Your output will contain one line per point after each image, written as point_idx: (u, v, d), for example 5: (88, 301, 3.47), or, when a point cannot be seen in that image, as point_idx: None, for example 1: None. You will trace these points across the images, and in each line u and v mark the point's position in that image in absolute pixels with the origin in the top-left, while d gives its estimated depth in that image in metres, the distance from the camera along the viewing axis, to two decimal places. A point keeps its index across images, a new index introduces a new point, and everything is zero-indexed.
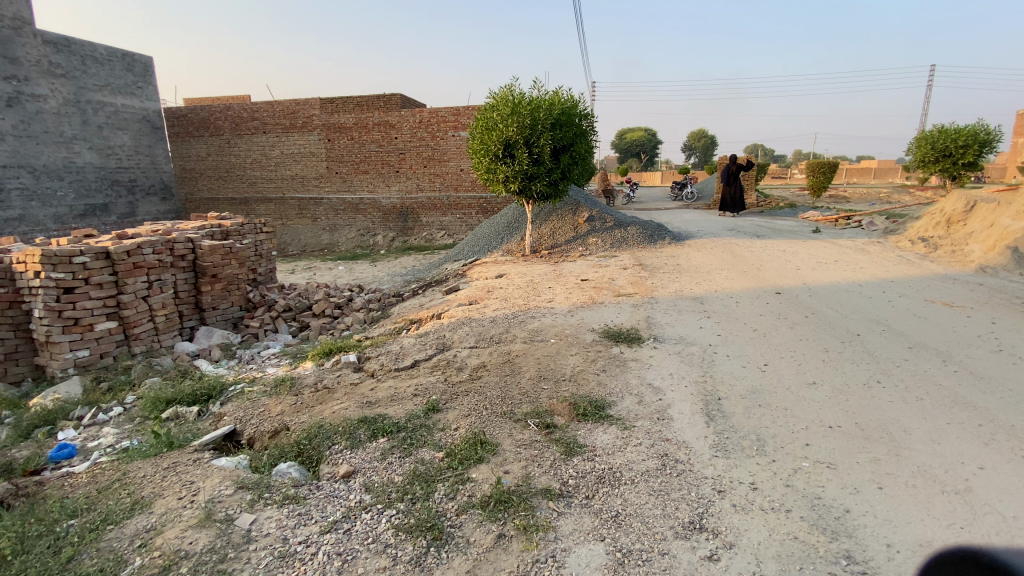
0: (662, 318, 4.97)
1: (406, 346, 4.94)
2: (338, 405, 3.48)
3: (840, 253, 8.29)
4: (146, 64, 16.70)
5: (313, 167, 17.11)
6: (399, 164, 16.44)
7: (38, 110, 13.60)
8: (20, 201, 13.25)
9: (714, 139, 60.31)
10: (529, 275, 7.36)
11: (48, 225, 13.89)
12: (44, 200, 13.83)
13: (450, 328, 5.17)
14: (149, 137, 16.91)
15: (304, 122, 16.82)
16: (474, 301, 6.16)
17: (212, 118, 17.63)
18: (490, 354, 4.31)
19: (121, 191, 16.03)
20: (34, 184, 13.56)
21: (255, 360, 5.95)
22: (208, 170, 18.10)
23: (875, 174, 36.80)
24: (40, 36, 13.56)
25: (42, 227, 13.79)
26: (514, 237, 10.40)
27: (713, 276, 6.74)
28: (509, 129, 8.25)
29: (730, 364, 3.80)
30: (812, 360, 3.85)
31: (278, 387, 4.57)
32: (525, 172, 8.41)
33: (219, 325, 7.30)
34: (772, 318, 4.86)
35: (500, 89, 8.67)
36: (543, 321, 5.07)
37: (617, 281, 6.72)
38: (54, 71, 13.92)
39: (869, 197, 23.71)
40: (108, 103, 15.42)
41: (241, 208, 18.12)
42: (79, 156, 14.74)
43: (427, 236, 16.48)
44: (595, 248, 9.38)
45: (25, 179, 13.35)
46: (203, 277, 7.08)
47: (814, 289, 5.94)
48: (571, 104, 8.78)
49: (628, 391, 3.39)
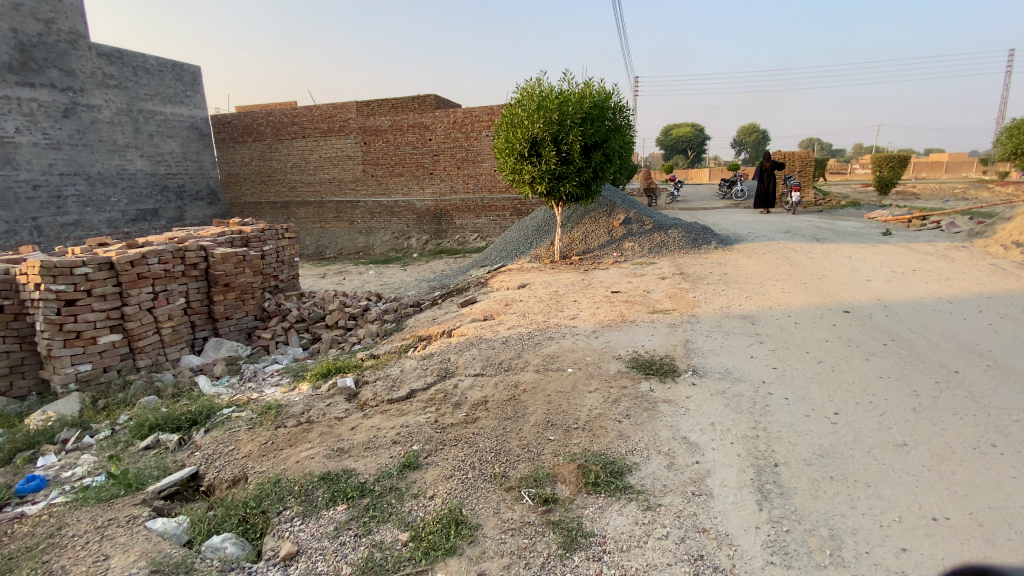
0: (704, 343, 4.21)
1: (406, 370, 4.38)
2: (306, 452, 2.95)
3: (917, 260, 7.15)
4: (195, 73, 17.08)
5: (350, 170, 17.04)
6: (434, 166, 16.08)
7: (93, 120, 14.09)
8: (76, 208, 13.77)
9: (766, 134, 57.23)
10: (555, 285, 6.67)
11: (102, 229, 14.41)
12: (99, 206, 14.34)
13: (456, 350, 4.57)
14: (196, 144, 17.31)
15: (341, 125, 16.77)
16: (490, 317, 5.54)
17: (255, 124, 17.89)
18: (494, 387, 3.68)
19: (170, 197, 16.47)
20: (90, 191, 14.07)
21: (257, 378, 5.58)
22: (251, 175, 18.35)
23: (946, 167, 33.69)
24: (96, 49, 14.03)
25: (97, 232, 14.30)
26: (543, 241, 9.74)
27: (767, 288, 5.84)
28: (536, 126, 7.60)
29: (790, 412, 3.01)
30: (899, 409, 3.02)
31: (263, 416, 4.10)
32: (552, 172, 7.76)
33: (233, 336, 7.05)
34: (841, 347, 4.00)
35: (526, 83, 8.04)
36: (562, 344, 4.39)
37: (653, 294, 5.93)
38: (108, 82, 14.37)
39: (941, 194, 21.55)
40: (158, 112, 15.84)
41: (282, 212, 18.26)
42: (131, 163, 15.20)
43: (460, 238, 16.07)
44: (631, 255, 8.58)
45: (81, 186, 13.86)
46: (216, 287, 6.84)
47: (892, 307, 4.99)
48: (603, 97, 8.05)
49: (656, 448, 2.68)
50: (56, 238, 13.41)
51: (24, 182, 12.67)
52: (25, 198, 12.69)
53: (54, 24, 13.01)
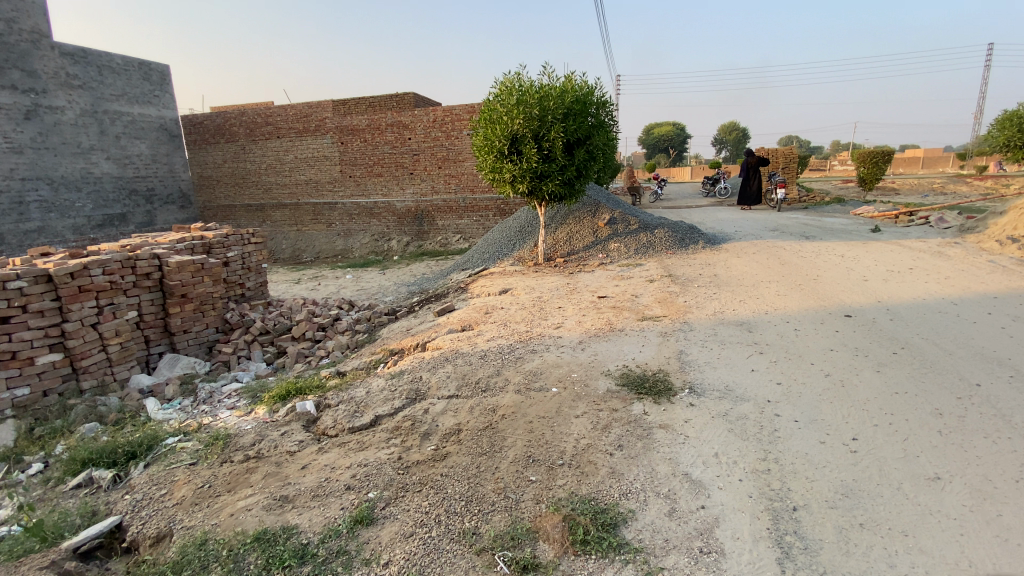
0: (700, 354, 3.85)
1: (372, 392, 3.92)
2: (243, 502, 2.49)
3: (911, 258, 6.90)
4: (163, 72, 16.26)
5: (327, 171, 16.44)
6: (414, 166, 15.59)
7: (55, 122, 13.30)
8: (38, 214, 13.02)
9: (746, 131, 57.64)
10: (539, 290, 6.27)
11: (66, 236, 13.63)
12: (63, 211, 13.56)
13: (428, 367, 4.12)
14: (166, 146, 16.52)
15: (317, 125, 16.16)
16: (468, 327, 5.12)
17: (227, 124, 17.11)
18: (469, 412, 3.25)
19: (139, 200, 15.67)
20: (53, 196, 13.30)
21: (212, 399, 5.08)
22: (224, 177, 17.59)
23: (923, 163, 34.13)
24: (58, 48, 13.26)
25: (61, 239, 13.53)
26: (526, 243, 9.35)
27: (761, 291, 5.52)
28: (516, 122, 7.20)
29: (803, 439, 2.65)
30: (924, 433, 2.68)
31: (209, 449, 3.61)
32: (534, 170, 7.36)
33: (191, 351, 6.53)
34: (848, 357, 3.67)
35: (505, 77, 7.62)
36: (545, 359, 3.98)
37: (641, 299, 5.56)
38: (72, 82, 13.59)
39: (919, 189, 21.70)
40: (125, 112, 15.04)
41: (257, 215, 17.53)
42: (97, 166, 14.41)
43: (442, 240, 15.59)
44: (617, 256, 8.22)
45: (44, 192, 13.10)
46: (171, 298, 6.31)
47: (895, 309, 4.69)
48: (585, 91, 7.69)
49: (653, 490, 2.29)
50: (16, 246, 12.65)
51: None
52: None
53: (16, 24, 12.28)
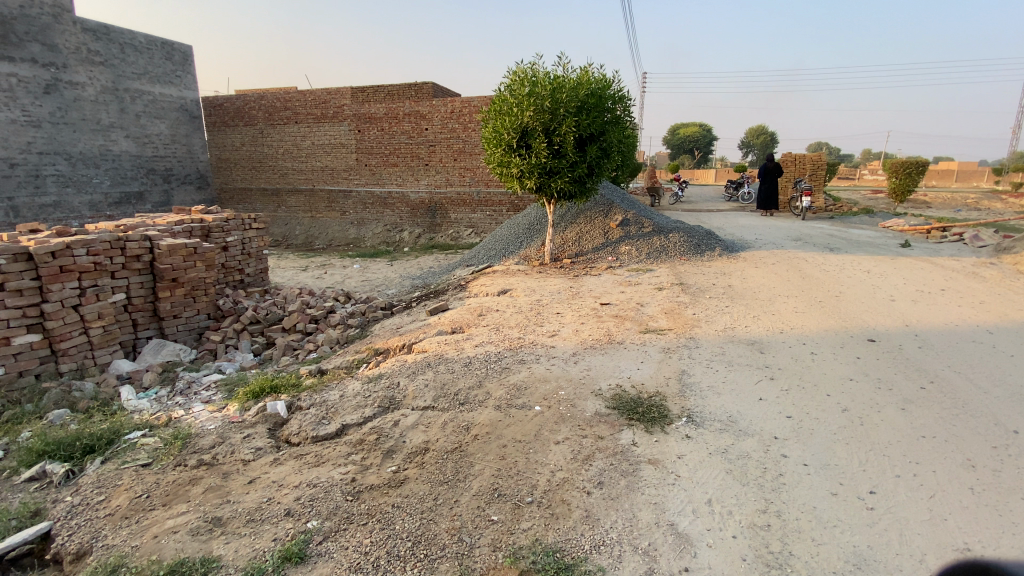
0: (703, 376, 3.49)
1: (345, 398, 3.65)
2: (172, 521, 2.25)
3: (944, 278, 6.41)
4: (186, 52, 16.20)
5: (343, 158, 16.27)
6: (429, 157, 15.33)
7: (75, 98, 13.33)
8: (55, 188, 13.07)
9: (775, 136, 56.25)
10: (540, 293, 5.93)
11: (82, 212, 13.69)
12: (80, 187, 13.61)
13: (407, 372, 3.83)
14: (186, 126, 16.47)
15: (335, 112, 16.00)
16: (458, 329, 4.82)
17: (246, 107, 16.99)
18: (440, 428, 2.96)
19: (156, 179, 15.65)
20: (71, 171, 13.34)
21: (189, 390, 4.88)
22: (241, 160, 17.44)
23: (958, 176, 32.79)
24: (81, 23, 13.29)
25: (77, 215, 13.58)
26: (535, 241, 9.03)
27: (777, 307, 5.11)
28: (526, 114, 6.86)
29: (811, 489, 2.30)
30: (954, 490, 2.30)
31: (165, 450, 3.39)
32: (543, 166, 7.02)
33: (180, 337, 6.36)
34: (869, 389, 3.28)
35: (518, 66, 7.26)
36: (533, 371, 3.65)
37: (646, 309, 5.21)
38: (93, 58, 13.60)
39: (953, 203, 20.79)
40: (145, 91, 15.01)
41: (272, 199, 17.44)
42: (116, 144, 14.43)
43: (454, 233, 15.33)
44: (627, 260, 7.84)
45: (61, 166, 13.14)
46: (161, 282, 6.14)
47: (924, 336, 4.25)
48: (601, 85, 7.30)
49: (632, 544, 1.97)
50: (32, 220, 12.72)
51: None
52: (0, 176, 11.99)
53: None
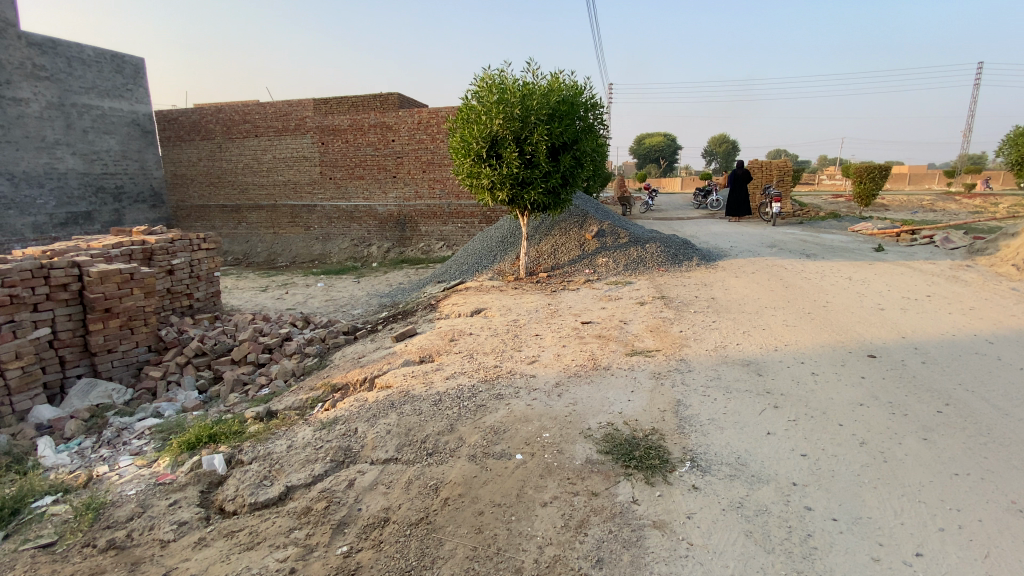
0: (701, 407, 3.12)
1: (294, 450, 3.14)
2: None
3: (926, 283, 6.28)
4: (137, 65, 15.20)
5: (307, 172, 15.58)
6: (397, 169, 14.81)
7: (20, 115, 12.38)
8: None
9: (737, 143, 57.71)
10: (515, 312, 5.50)
11: (24, 235, 12.61)
12: (23, 209, 12.55)
13: (367, 415, 3.34)
14: (138, 142, 15.43)
15: (298, 124, 15.34)
16: (427, 357, 4.34)
17: (203, 121, 16.14)
18: (405, 489, 2.50)
19: (106, 198, 14.57)
20: (12, 192, 12.30)
21: (118, 440, 4.25)
22: (198, 176, 16.53)
23: (909, 179, 34.10)
24: (26, 38, 12.40)
25: (19, 238, 12.51)
26: (508, 254, 8.63)
27: (766, 321, 4.82)
28: (496, 123, 6.47)
29: (849, 554, 1.94)
30: (1009, 544, 1.97)
31: (73, 524, 2.80)
32: (515, 176, 6.63)
33: (116, 374, 5.67)
34: (883, 417, 2.96)
35: (484, 72, 6.86)
36: (512, 408, 3.20)
37: (631, 327, 4.84)
38: (39, 73, 12.68)
39: (910, 206, 21.45)
40: (95, 106, 14.02)
41: (232, 216, 16.56)
42: (62, 162, 13.39)
43: (425, 246, 14.81)
44: (605, 272, 7.52)
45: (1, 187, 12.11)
46: (92, 313, 5.45)
47: (924, 349, 4.00)
48: (572, 91, 6.97)
49: None
50: None
51: None
52: None
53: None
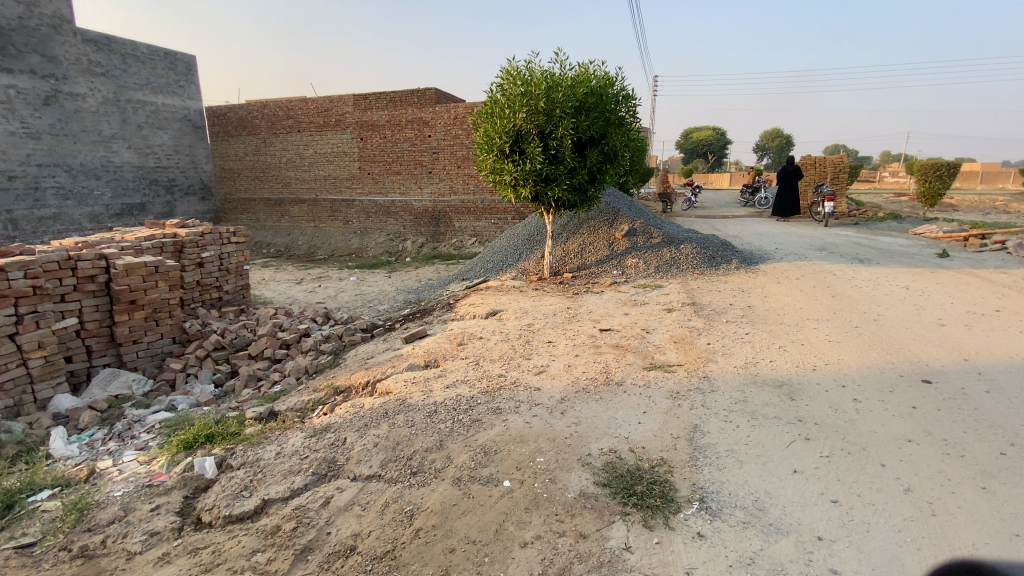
0: (719, 435, 2.77)
1: (280, 458, 3.01)
2: None
3: (997, 295, 5.58)
4: (189, 62, 15.79)
5: (345, 167, 15.78)
6: (432, 164, 14.76)
7: (76, 109, 12.99)
8: (56, 200, 12.71)
9: (791, 138, 54.91)
10: (532, 316, 5.24)
11: (83, 225, 13.33)
12: (81, 199, 13.24)
13: (358, 424, 3.17)
14: (189, 137, 16.05)
15: (337, 120, 15.55)
16: (433, 362, 4.15)
17: (249, 117, 16.61)
18: (378, 514, 2.31)
19: (159, 191, 15.25)
20: (71, 183, 12.98)
21: (129, 433, 4.28)
22: (244, 170, 17.05)
23: (983, 177, 31.35)
24: (82, 34, 12.96)
25: (78, 227, 13.23)
26: (534, 252, 8.37)
27: (806, 335, 4.36)
28: (519, 116, 6.21)
29: None
30: None
31: (57, 523, 2.78)
32: (538, 172, 6.35)
33: (141, 365, 5.80)
34: (935, 458, 2.54)
35: (510, 64, 6.60)
36: (509, 424, 2.96)
37: (653, 337, 4.49)
38: (94, 69, 13.26)
39: (982, 207, 19.69)
40: (148, 102, 14.63)
41: (274, 209, 17.00)
42: (118, 155, 14.05)
43: (458, 242, 14.70)
44: (634, 274, 7.14)
45: (61, 178, 12.79)
46: (119, 305, 5.58)
47: (989, 375, 3.47)
48: (602, 83, 6.60)
49: None
50: (33, 233, 12.36)
51: None
52: None
53: (37, 8, 12.00)
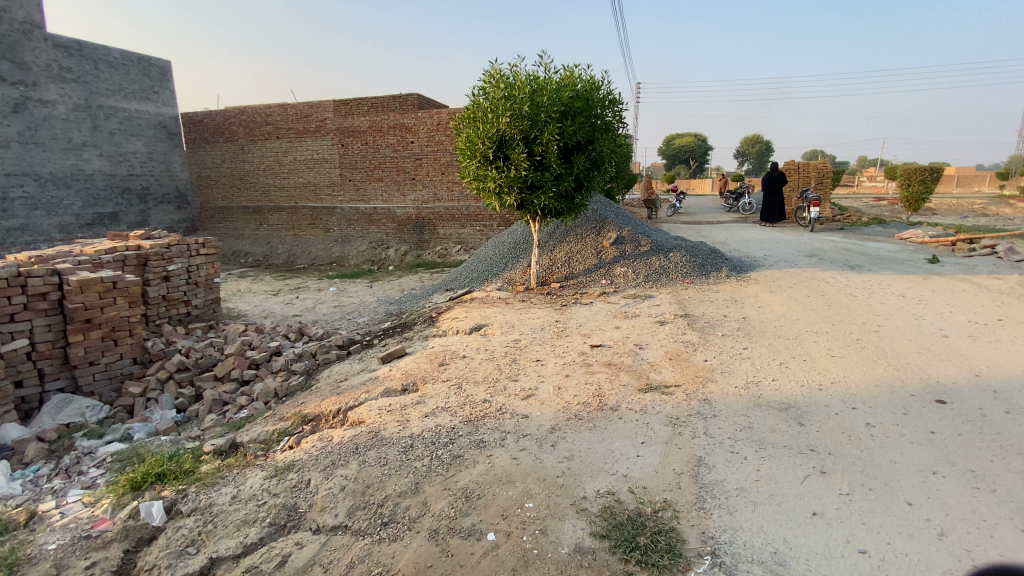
0: (726, 470, 2.50)
1: (235, 503, 2.66)
2: None
3: (995, 303, 5.43)
4: (164, 68, 15.27)
5: (326, 174, 15.38)
6: (416, 171, 14.43)
7: (46, 117, 12.38)
8: (23, 211, 12.07)
9: (770, 144, 55.77)
10: (518, 331, 4.94)
11: (52, 235, 12.68)
12: (50, 209, 12.61)
13: (326, 462, 2.83)
14: (164, 144, 15.52)
15: (318, 125, 15.15)
16: (411, 386, 3.83)
17: (227, 123, 16.12)
18: None
19: (132, 200, 14.67)
20: (40, 193, 12.36)
21: (74, 469, 3.86)
22: (222, 177, 16.52)
23: (959, 181, 31.96)
24: (52, 40, 12.37)
25: (47, 238, 12.58)
26: (520, 262, 8.10)
27: (807, 349, 4.12)
28: (502, 121, 5.94)
29: None
30: None
31: None
32: (523, 179, 6.09)
33: (99, 388, 5.35)
34: (965, 495, 2.29)
35: (493, 67, 6.33)
36: (494, 461, 2.65)
37: (647, 353, 4.22)
38: (65, 75, 12.68)
39: (960, 210, 19.99)
40: (121, 108, 14.08)
41: (253, 217, 16.48)
42: (88, 163, 13.45)
43: (442, 250, 14.36)
44: (623, 284, 6.89)
45: (30, 188, 12.17)
46: (73, 324, 5.13)
47: (1004, 393, 3.26)
48: (589, 86, 6.37)
49: None
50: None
51: None
52: None
53: (6, 13, 11.45)
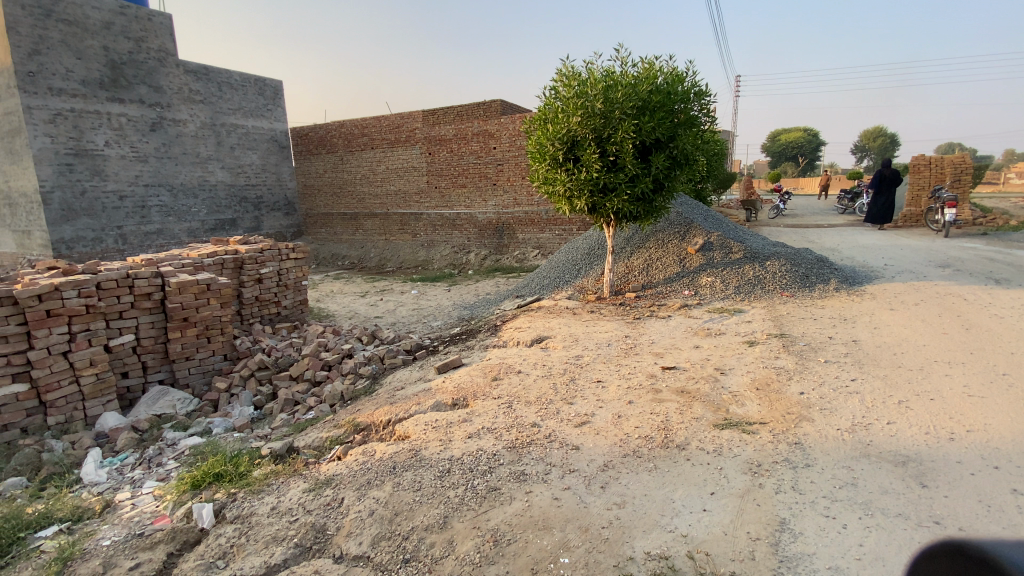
0: (818, 541, 1.99)
1: (272, 516, 2.61)
2: None
3: None
4: (277, 87, 16.75)
5: (414, 182, 15.95)
6: (497, 177, 14.48)
7: (178, 134, 13.99)
8: (159, 217, 13.74)
9: (895, 137, 49.43)
10: (583, 346, 4.59)
11: (181, 238, 14.34)
12: (180, 216, 14.28)
13: (362, 481, 2.71)
14: (275, 156, 17.06)
15: (408, 135, 15.76)
16: (462, 402, 3.63)
17: (328, 136, 17.32)
18: None
19: (248, 207, 16.26)
20: (172, 201, 14.02)
21: (156, 460, 4.14)
22: (324, 187, 17.77)
23: None
24: (183, 66, 13.90)
25: (177, 240, 14.27)
26: (593, 269, 7.69)
27: (936, 385, 3.35)
28: (573, 120, 5.63)
29: None
30: None
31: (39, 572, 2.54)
32: (594, 181, 5.72)
33: (193, 381, 5.81)
34: None
35: (567, 65, 6.03)
36: (533, 500, 2.35)
37: (729, 379, 3.68)
38: (194, 97, 14.25)
39: None
40: (240, 125, 15.65)
41: (349, 223, 17.56)
42: (212, 175, 15.09)
43: (521, 254, 14.24)
44: (709, 296, 6.24)
45: (164, 197, 13.82)
46: (172, 322, 5.62)
47: None
48: (671, 79, 5.84)
49: None
50: (139, 247, 13.42)
51: (112, 192, 12.69)
52: (111, 208, 12.71)
53: (144, 43, 12.89)
